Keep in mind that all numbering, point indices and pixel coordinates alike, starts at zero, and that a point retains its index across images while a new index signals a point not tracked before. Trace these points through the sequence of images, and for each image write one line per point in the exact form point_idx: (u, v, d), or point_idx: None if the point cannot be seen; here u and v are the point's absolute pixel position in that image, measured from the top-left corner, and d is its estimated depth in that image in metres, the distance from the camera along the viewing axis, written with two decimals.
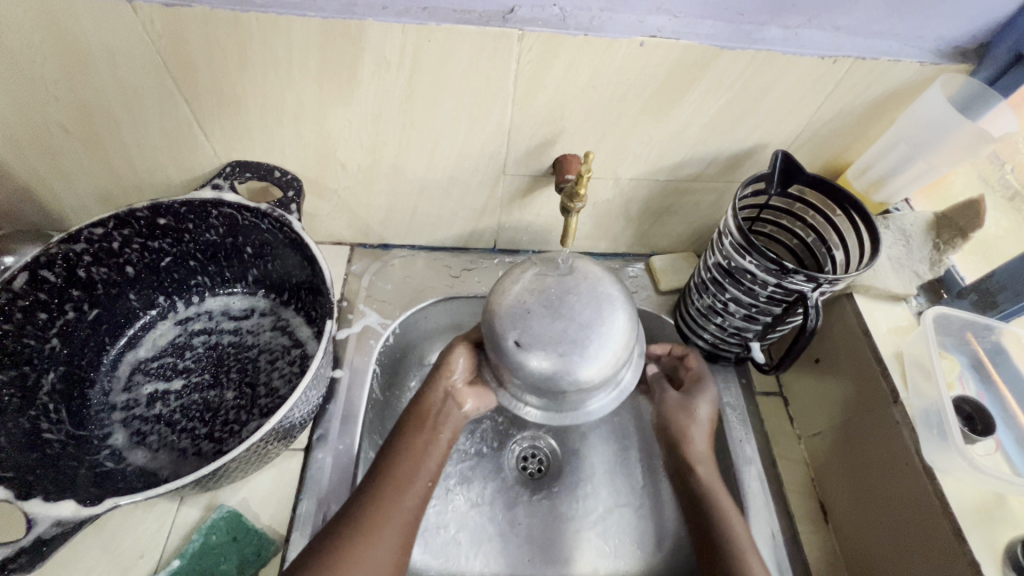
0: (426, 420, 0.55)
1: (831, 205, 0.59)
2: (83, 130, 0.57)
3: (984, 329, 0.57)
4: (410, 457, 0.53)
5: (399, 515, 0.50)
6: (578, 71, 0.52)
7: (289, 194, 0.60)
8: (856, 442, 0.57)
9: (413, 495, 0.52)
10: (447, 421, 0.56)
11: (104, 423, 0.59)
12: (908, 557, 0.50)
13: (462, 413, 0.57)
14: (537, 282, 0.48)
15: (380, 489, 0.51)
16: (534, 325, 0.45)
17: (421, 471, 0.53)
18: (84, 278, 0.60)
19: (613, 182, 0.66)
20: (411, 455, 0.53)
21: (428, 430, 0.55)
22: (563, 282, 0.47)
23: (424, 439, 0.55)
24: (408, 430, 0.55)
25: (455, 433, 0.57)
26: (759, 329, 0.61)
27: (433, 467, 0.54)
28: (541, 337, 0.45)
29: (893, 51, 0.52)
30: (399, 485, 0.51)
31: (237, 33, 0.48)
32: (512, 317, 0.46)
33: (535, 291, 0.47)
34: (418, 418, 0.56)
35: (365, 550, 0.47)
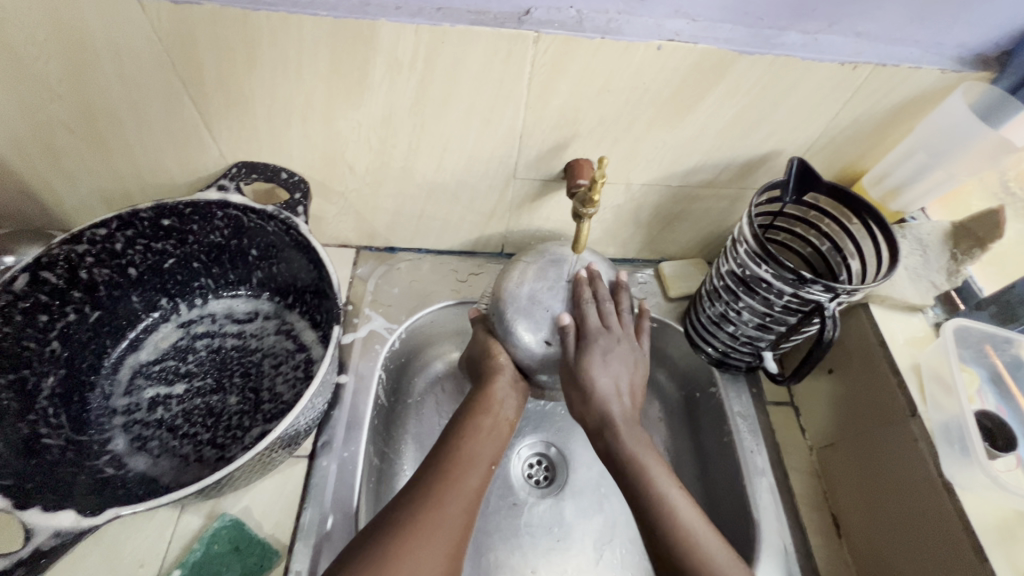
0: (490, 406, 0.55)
1: (848, 213, 0.58)
2: (87, 130, 0.56)
3: (1003, 341, 0.56)
4: (473, 438, 0.53)
5: (465, 493, 0.49)
6: (592, 75, 0.51)
7: (295, 196, 0.59)
8: (872, 455, 0.56)
9: (478, 476, 0.51)
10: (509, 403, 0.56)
11: (104, 427, 0.58)
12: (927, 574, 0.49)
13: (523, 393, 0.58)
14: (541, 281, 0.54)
15: (446, 469, 0.50)
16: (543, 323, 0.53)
17: (481, 457, 0.53)
18: (86, 279, 0.59)
19: (625, 187, 0.65)
20: (476, 436, 0.54)
21: (491, 413, 0.55)
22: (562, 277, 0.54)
23: (487, 421, 0.55)
24: (471, 414, 0.55)
25: (516, 416, 0.57)
26: (773, 339, 0.60)
27: (492, 451, 0.54)
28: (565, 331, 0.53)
29: (914, 57, 0.51)
30: (464, 465, 0.51)
31: (245, 32, 0.47)
32: (522, 318, 0.53)
33: (540, 292, 0.54)
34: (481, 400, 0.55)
35: (429, 529, 0.46)
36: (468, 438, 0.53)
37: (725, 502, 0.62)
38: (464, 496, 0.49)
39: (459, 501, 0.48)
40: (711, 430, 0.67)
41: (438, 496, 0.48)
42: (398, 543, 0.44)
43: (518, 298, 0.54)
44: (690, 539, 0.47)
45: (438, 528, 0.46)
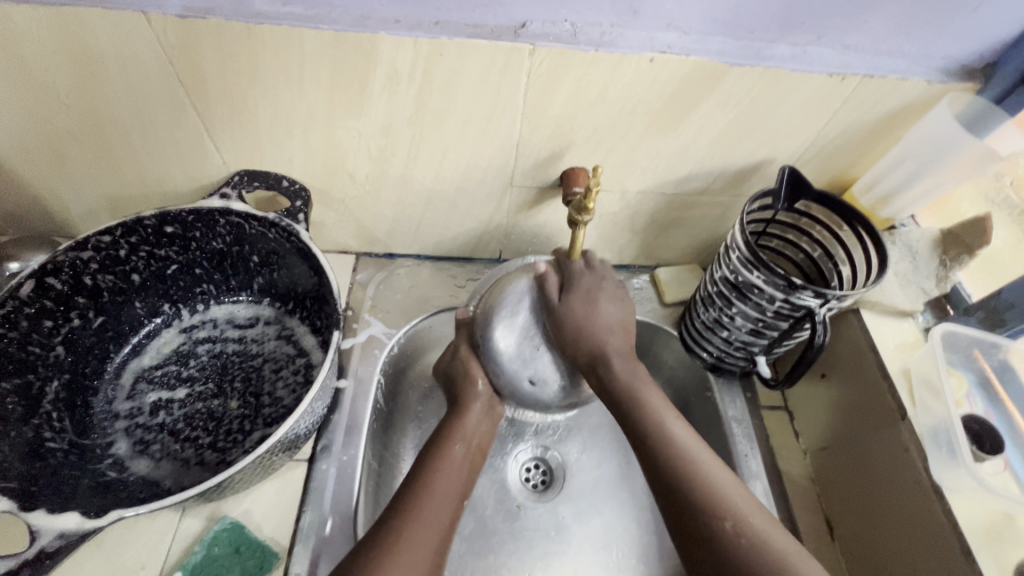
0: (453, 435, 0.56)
1: (838, 221, 0.59)
2: (93, 139, 0.57)
3: (991, 346, 0.57)
4: (444, 468, 0.53)
5: (434, 529, 0.48)
6: (587, 86, 0.52)
7: (296, 204, 0.61)
8: (862, 458, 0.57)
9: (449, 506, 0.50)
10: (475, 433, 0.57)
11: (107, 431, 0.58)
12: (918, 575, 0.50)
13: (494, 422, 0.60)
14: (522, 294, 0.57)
15: (416, 504, 0.49)
16: (528, 341, 0.56)
17: (452, 493, 0.52)
18: (90, 285, 0.60)
19: (620, 195, 0.66)
20: (445, 468, 0.53)
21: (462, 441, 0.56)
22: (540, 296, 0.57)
23: (459, 451, 0.55)
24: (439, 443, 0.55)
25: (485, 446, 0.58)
26: (765, 344, 0.61)
27: (462, 483, 0.53)
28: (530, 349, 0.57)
29: (901, 69, 0.52)
30: (432, 500, 0.50)
31: (249, 44, 0.48)
32: (508, 329, 0.57)
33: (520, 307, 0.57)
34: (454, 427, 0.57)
35: (402, 553, 0.45)
36: (440, 467, 0.53)
37: None
38: (432, 528, 0.48)
39: (428, 532, 0.47)
40: (706, 433, 0.68)
41: (406, 527, 0.47)
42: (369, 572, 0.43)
43: (511, 308, 0.57)
44: (715, 499, 0.44)
45: (407, 559, 0.45)
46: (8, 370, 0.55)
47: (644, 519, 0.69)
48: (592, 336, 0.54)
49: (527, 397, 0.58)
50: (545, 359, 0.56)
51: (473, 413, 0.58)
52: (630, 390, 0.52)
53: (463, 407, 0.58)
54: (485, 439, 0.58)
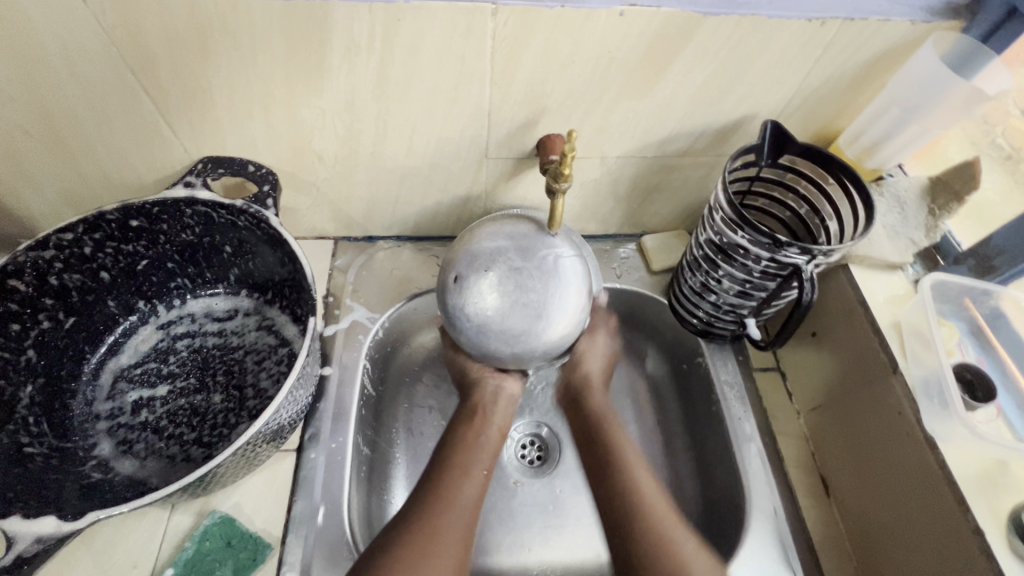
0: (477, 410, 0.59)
1: (824, 174, 0.57)
2: (43, 133, 0.54)
3: (982, 294, 0.56)
4: (464, 449, 0.56)
5: (464, 508, 0.52)
6: (556, 47, 0.50)
7: (264, 189, 0.58)
8: (856, 415, 0.57)
9: (475, 483, 0.54)
10: (497, 407, 0.60)
11: (89, 433, 0.57)
12: (910, 523, 0.50)
13: (508, 400, 0.61)
14: (523, 270, 0.49)
15: (443, 479, 0.53)
16: (494, 279, 0.49)
17: (474, 470, 0.55)
18: (57, 285, 0.58)
19: (600, 161, 0.64)
20: (468, 445, 0.56)
21: (477, 424, 0.58)
22: (519, 291, 0.49)
23: (473, 432, 0.58)
24: (464, 423, 0.58)
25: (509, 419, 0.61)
26: (754, 305, 0.60)
27: (486, 458, 0.56)
28: (472, 273, 0.50)
29: (884, 10, 0.50)
30: (458, 475, 0.54)
31: (196, 20, 0.46)
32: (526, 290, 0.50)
33: (507, 271, 0.49)
34: (467, 414, 0.59)
35: (437, 543, 0.49)
36: (462, 449, 0.56)
37: (714, 469, 0.63)
38: (460, 509, 0.51)
39: (460, 517, 0.51)
40: (698, 399, 0.67)
41: (438, 513, 0.50)
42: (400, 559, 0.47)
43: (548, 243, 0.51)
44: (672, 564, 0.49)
45: (442, 545, 0.49)
46: None
47: None
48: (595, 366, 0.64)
49: (452, 277, 0.51)
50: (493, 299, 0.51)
51: (485, 393, 0.60)
52: (603, 417, 0.60)
53: (475, 392, 0.60)
54: (506, 416, 0.60)
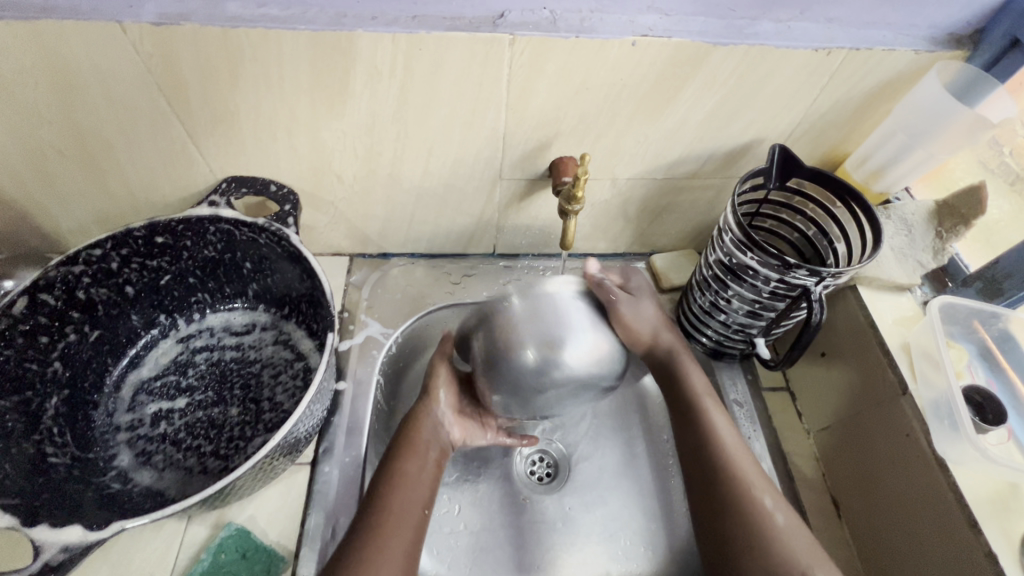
0: (416, 442, 0.56)
1: (832, 197, 0.58)
2: (76, 153, 0.57)
3: (990, 316, 0.56)
4: (404, 484, 0.52)
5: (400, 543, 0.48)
6: (570, 75, 0.52)
7: (285, 208, 0.60)
8: (867, 436, 0.57)
9: (411, 520, 0.51)
10: (434, 442, 0.57)
11: (109, 444, 0.58)
12: (925, 546, 0.50)
13: (450, 441, 0.60)
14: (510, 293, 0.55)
15: (378, 515, 0.49)
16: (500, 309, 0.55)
17: (415, 504, 0.52)
18: (84, 299, 0.60)
19: (610, 182, 0.66)
20: (408, 478, 0.53)
21: (416, 458, 0.55)
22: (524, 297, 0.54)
23: (413, 465, 0.54)
24: (401, 456, 0.55)
25: (444, 453, 0.58)
26: (763, 325, 0.61)
27: (427, 493, 0.53)
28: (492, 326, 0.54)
29: (888, 40, 0.51)
30: (396, 512, 0.50)
31: (228, 50, 0.48)
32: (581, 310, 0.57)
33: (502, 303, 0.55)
34: (406, 445, 0.55)
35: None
36: (399, 484, 0.52)
37: None
38: (399, 544, 0.48)
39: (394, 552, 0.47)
40: None
41: (376, 547, 0.47)
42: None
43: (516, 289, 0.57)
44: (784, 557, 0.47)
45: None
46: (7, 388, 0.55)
47: (650, 508, 0.69)
48: (646, 324, 0.58)
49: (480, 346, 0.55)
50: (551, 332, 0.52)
51: (424, 424, 0.57)
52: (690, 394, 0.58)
53: (416, 423, 0.58)
54: (443, 451, 0.58)
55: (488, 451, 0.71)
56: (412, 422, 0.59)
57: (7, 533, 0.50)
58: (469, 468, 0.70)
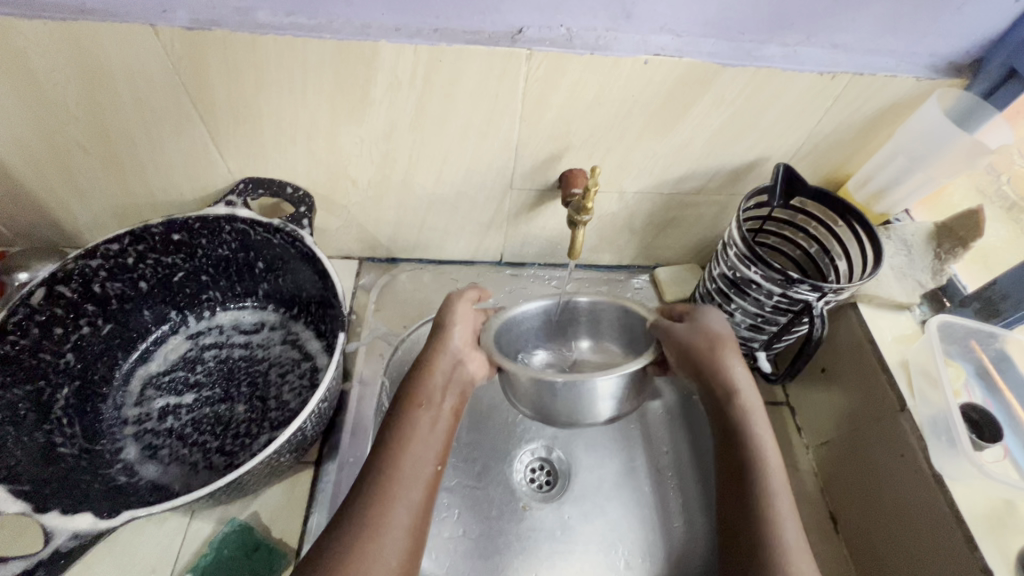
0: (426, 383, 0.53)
1: (833, 216, 0.60)
2: (99, 149, 0.59)
3: (987, 336, 0.56)
4: (411, 433, 0.50)
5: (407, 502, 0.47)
6: (584, 90, 0.54)
7: (301, 210, 0.62)
8: (865, 452, 0.57)
9: (422, 470, 0.49)
10: (448, 387, 0.54)
11: (116, 437, 0.59)
12: (920, 559, 0.51)
13: (467, 379, 0.56)
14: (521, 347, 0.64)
15: (383, 470, 0.48)
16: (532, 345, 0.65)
17: (423, 454, 0.50)
18: (99, 292, 0.60)
19: (618, 195, 0.68)
20: (414, 430, 0.51)
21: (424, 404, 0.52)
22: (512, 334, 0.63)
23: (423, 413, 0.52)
24: (408, 405, 0.52)
25: (460, 401, 0.55)
26: (765, 339, 0.62)
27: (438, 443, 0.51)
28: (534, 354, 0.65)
29: (891, 67, 0.53)
30: (404, 467, 0.48)
31: (255, 56, 0.50)
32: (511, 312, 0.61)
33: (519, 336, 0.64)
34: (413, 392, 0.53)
35: (372, 542, 0.44)
36: (407, 435, 0.50)
37: None
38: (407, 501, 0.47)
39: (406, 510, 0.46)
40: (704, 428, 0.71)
41: (375, 508, 0.45)
42: (362, 550, 0.43)
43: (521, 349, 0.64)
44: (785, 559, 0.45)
45: (384, 543, 0.44)
46: (19, 377, 0.56)
47: (648, 519, 0.69)
48: (698, 335, 0.55)
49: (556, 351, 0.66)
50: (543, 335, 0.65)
51: (435, 368, 0.54)
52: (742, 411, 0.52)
53: (426, 361, 0.55)
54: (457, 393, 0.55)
55: (489, 457, 0.72)
56: (422, 369, 0.54)
57: (15, 521, 0.50)
58: (469, 473, 0.70)
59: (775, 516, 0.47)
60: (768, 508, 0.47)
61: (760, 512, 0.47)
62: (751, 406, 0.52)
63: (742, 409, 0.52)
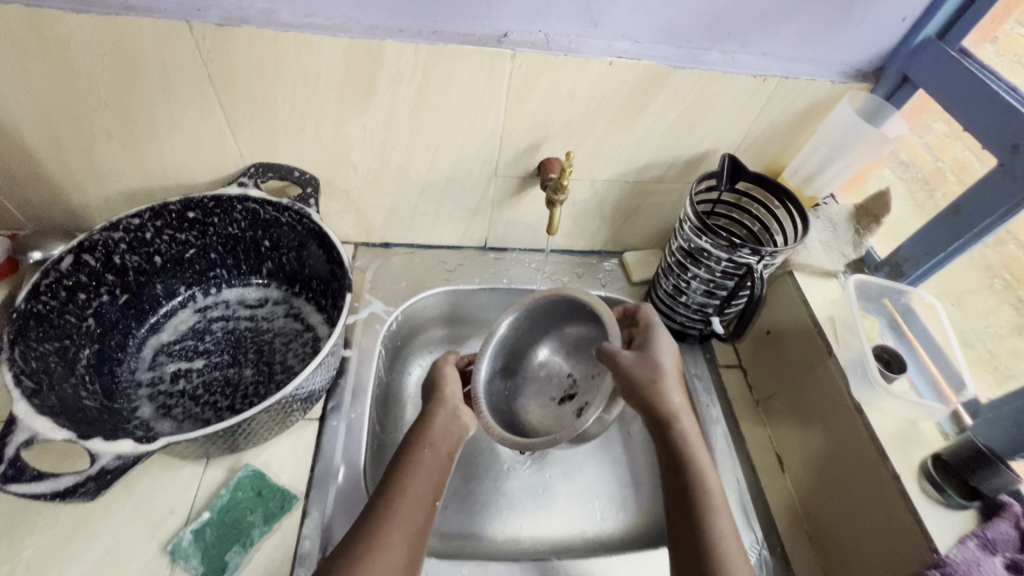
0: (431, 435, 0.57)
1: (772, 198, 0.70)
2: (122, 134, 0.64)
3: (897, 293, 0.66)
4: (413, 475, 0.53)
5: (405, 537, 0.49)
6: (559, 86, 0.63)
7: (307, 190, 0.68)
8: (803, 398, 0.67)
9: (421, 514, 0.51)
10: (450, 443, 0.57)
11: (132, 397, 0.64)
12: (870, 502, 0.57)
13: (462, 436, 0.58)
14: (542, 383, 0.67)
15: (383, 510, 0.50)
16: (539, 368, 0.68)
17: (419, 498, 0.51)
18: (119, 264, 0.65)
19: (589, 183, 0.77)
20: (413, 473, 0.53)
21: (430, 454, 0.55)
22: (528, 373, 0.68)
23: (427, 458, 0.54)
24: (412, 447, 0.55)
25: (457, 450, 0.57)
26: (717, 304, 0.71)
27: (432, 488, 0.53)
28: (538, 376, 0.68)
29: (810, 72, 0.65)
30: (404, 508, 0.50)
31: (277, 51, 0.57)
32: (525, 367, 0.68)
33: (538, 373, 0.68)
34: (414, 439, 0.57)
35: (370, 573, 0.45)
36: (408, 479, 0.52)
37: None
38: (408, 525, 0.49)
39: (398, 545, 0.48)
40: None
41: (375, 545, 0.47)
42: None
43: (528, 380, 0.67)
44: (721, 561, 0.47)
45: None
46: (52, 334, 0.59)
47: (621, 473, 0.77)
48: (646, 366, 0.56)
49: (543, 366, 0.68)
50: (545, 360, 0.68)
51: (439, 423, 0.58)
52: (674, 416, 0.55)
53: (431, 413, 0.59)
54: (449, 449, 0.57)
55: None
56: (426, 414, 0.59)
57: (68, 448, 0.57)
58: None
59: (709, 510, 0.50)
60: (707, 506, 0.50)
61: (700, 516, 0.49)
62: (691, 439, 0.54)
63: (683, 437, 0.54)
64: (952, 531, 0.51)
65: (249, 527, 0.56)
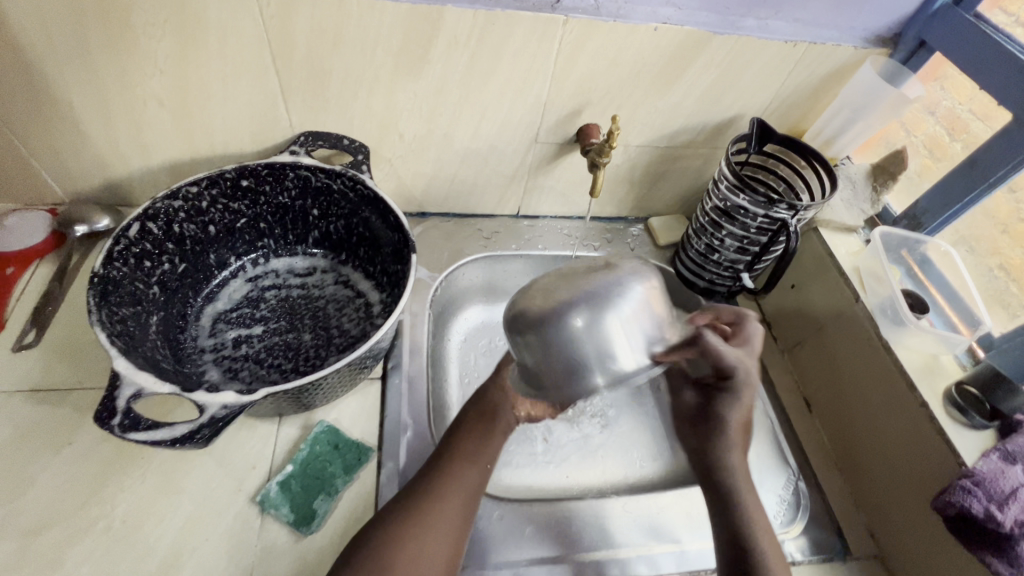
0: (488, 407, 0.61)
1: (797, 158, 0.75)
2: (174, 103, 0.65)
3: (915, 243, 0.72)
4: (471, 438, 0.59)
5: (461, 493, 0.55)
6: (606, 52, 0.66)
7: (358, 158, 0.69)
8: (830, 344, 0.73)
9: (477, 474, 0.57)
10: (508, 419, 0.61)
11: (197, 362, 0.65)
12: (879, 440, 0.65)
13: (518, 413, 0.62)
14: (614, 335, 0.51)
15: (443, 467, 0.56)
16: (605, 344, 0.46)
17: (479, 460, 0.58)
18: (177, 232, 0.66)
19: (623, 149, 0.80)
20: (471, 436, 0.59)
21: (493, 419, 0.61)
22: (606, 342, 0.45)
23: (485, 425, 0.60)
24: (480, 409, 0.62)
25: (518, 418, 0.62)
26: (748, 260, 0.76)
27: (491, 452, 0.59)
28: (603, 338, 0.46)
29: (836, 38, 0.69)
30: (459, 466, 0.57)
31: (338, 16, 0.58)
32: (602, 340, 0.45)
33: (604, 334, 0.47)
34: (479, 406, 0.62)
35: (431, 517, 0.53)
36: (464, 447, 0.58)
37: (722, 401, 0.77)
38: (463, 488, 0.55)
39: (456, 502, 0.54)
40: None
41: (437, 494, 0.54)
42: (414, 515, 0.52)
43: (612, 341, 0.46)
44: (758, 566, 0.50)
45: (436, 523, 0.52)
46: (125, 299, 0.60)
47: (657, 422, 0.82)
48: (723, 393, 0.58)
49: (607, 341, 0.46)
50: (607, 315, 0.44)
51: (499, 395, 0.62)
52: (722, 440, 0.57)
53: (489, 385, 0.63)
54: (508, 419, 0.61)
55: None
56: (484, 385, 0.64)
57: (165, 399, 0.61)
58: None
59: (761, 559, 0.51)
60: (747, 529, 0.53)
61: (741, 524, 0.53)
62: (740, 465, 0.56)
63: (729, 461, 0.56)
64: (975, 447, 0.57)
65: (331, 477, 0.59)
